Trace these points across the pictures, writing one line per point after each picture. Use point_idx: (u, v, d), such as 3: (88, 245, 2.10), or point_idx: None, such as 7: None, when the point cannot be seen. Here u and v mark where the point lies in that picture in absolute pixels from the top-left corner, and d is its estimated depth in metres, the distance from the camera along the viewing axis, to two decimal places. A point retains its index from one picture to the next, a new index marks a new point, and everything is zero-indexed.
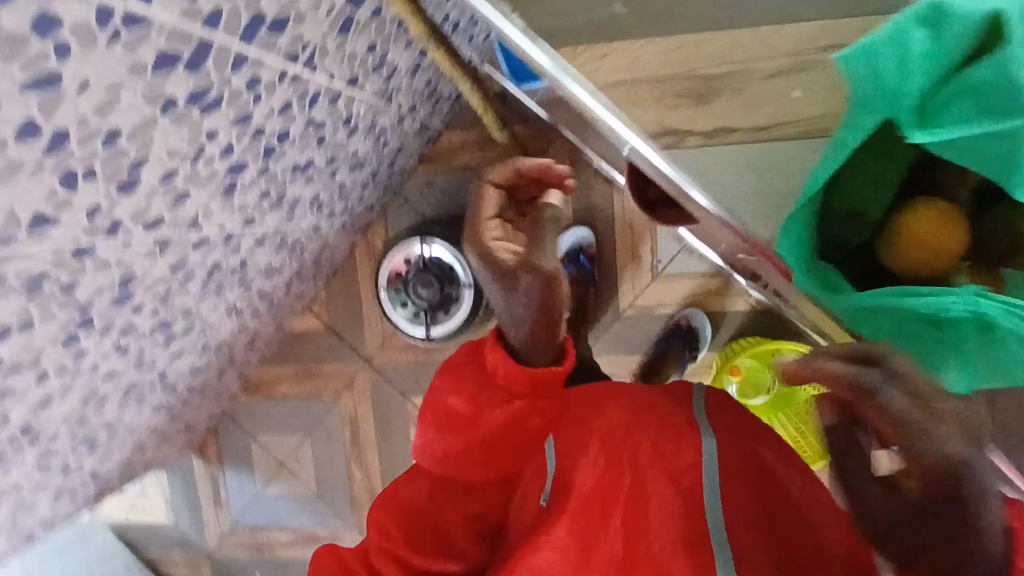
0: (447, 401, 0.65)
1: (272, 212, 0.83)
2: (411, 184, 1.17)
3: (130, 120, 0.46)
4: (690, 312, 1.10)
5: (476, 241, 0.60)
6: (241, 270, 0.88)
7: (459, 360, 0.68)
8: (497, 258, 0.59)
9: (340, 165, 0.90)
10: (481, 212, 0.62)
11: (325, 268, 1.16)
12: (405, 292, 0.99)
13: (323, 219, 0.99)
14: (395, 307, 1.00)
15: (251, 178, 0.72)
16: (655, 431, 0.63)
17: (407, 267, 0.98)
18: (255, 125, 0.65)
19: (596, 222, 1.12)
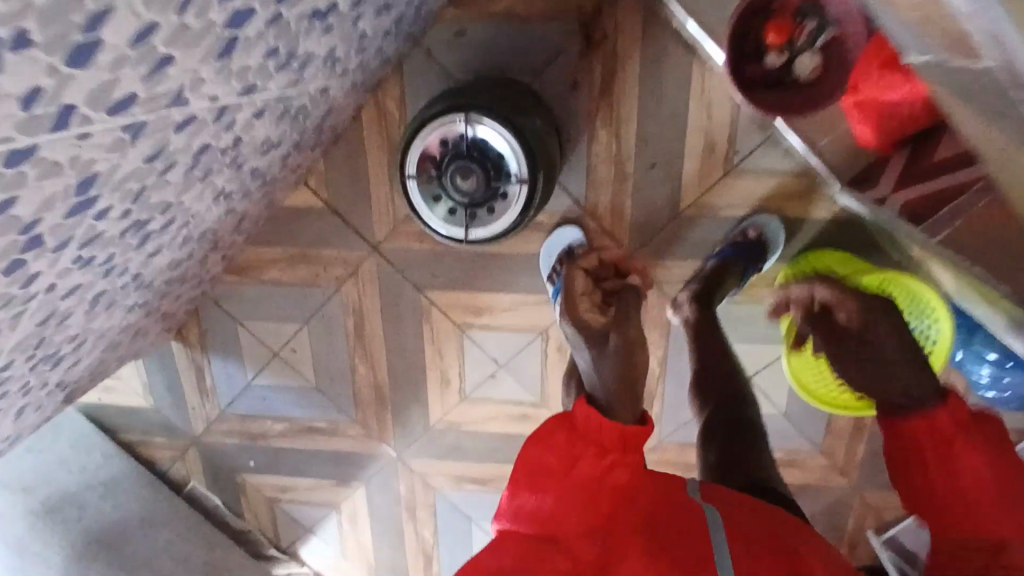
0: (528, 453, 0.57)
1: (277, 76, 0.61)
2: (437, 32, 0.93)
3: None
4: (762, 219, 0.95)
5: (573, 314, 0.78)
6: (234, 151, 0.67)
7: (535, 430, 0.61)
8: (590, 326, 0.76)
9: (364, 12, 0.67)
10: (573, 288, 0.82)
11: (327, 136, 0.94)
12: (438, 182, 0.78)
13: (334, 80, 0.77)
14: (423, 200, 0.80)
15: (255, 33, 0.50)
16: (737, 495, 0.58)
17: (443, 150, 0.77)
18: None
19: (665, 100, 0.92)
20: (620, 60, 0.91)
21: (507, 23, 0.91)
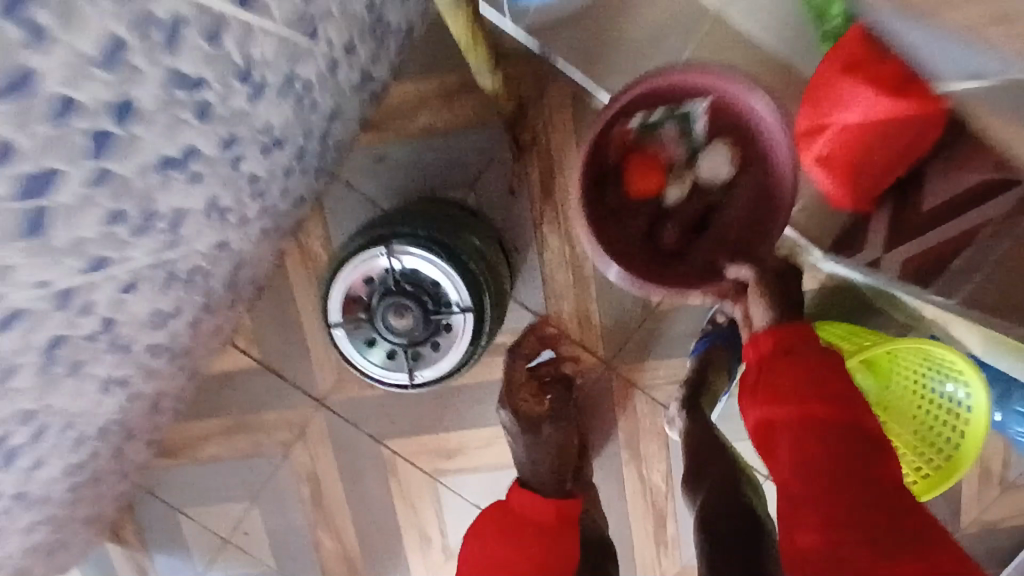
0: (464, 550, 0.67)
1: (143, 243, 0.50)
2: (353, 160, 0.84)
3: None
4: None
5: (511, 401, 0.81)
6: (106, 334, 0.56)
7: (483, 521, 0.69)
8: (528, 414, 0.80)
9: (248, 152, 0.57)
10: (516, 383, 0.83)
11: (246, 290, 0.83)
12: (370, 324, 0.68)
13: (233, 231, 0.66)
14: (358, 348, 0.70)
15: (80, 200, 0.40)
16: None
17: (370, 288, 0.68)
18: (53, 103, 0.33)
19: None
20: (556, 158, 0.83)
21: (430, 138, 0.84)
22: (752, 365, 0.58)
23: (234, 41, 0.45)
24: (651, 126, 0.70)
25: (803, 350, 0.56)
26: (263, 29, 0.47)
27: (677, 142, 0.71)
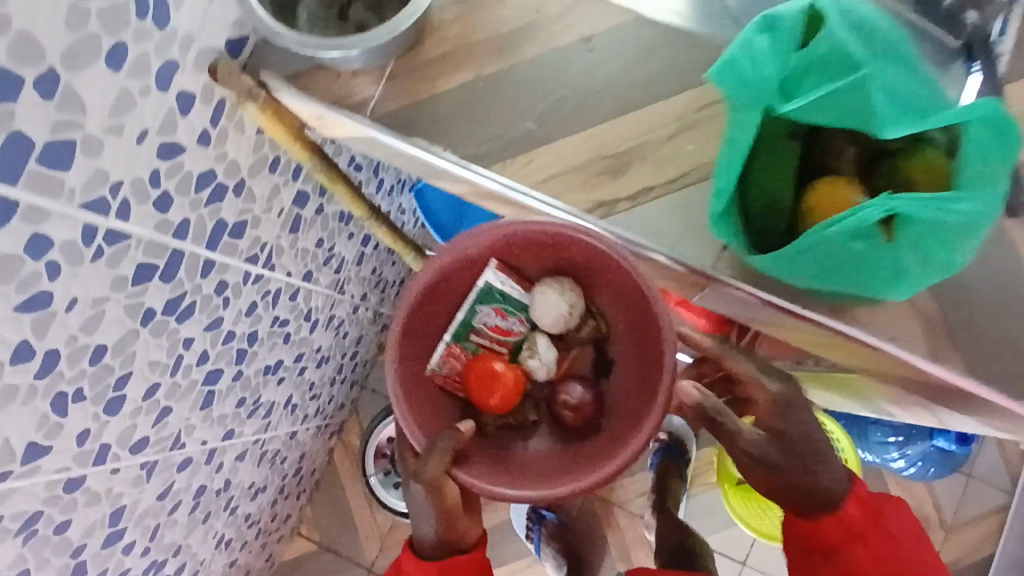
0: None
1: (250, 421, 0.84)
2: (376, 374, 1.20)
3: (113, 335, 0.55)
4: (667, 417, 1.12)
5: None
6: (226, 493, 0.86)
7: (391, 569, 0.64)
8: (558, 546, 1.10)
9: (307, 364, 0.93)
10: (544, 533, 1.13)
11: (307, 481, 1.12)
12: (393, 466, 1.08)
13: (299, 424, 0.99)
14: (387, 488, 1.11)
15: (227, 387, 0.75)
16: None
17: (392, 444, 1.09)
18: (226, 329, 0.70)
19: None
20: None
21: None
22: (816, 527, 0.59)
23: (302, 294, 0.83)
24: (473, 325, 0.71)
25: (857, 511, 0.58)
26: (316, 288, 0.86)
27: (515, 321, 0.72)
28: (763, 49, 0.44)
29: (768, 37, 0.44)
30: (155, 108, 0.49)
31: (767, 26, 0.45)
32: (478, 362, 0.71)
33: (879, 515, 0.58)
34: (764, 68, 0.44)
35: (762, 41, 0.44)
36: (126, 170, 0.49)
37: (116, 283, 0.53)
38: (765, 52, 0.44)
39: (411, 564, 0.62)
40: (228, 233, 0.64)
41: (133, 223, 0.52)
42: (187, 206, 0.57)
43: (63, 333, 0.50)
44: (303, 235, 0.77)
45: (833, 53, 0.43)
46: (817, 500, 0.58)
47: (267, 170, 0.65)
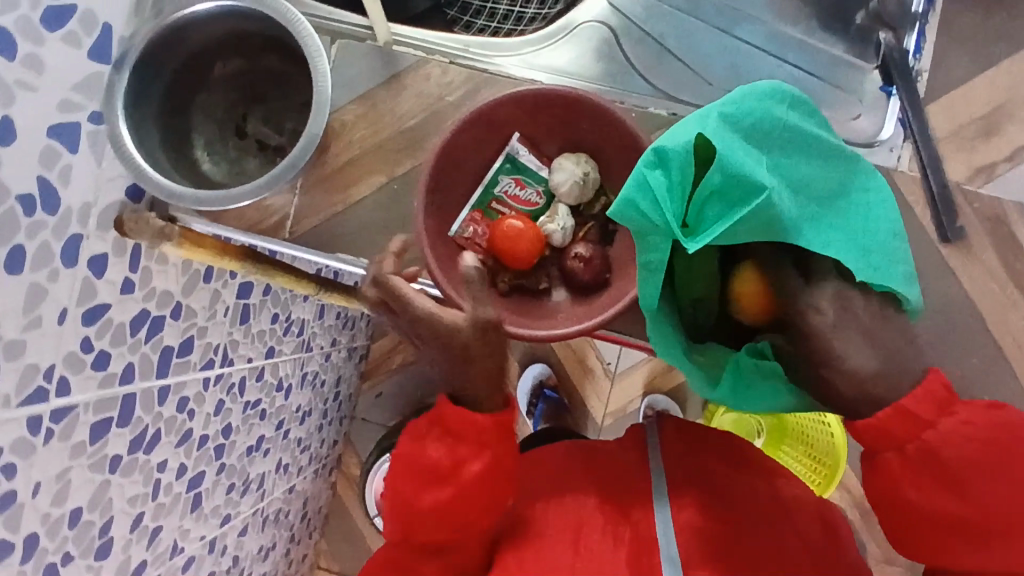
0: (426, 469, 0.54)
1: (244, 499, 0.86)
2: (362, 403, 1.21)
3: (85, 493, 0.56)
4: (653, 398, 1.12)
5: None
6: (237, 566, 0.89)
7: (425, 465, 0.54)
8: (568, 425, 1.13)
9: (290, 426, 0.95)
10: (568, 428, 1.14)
11: (315, 520, 1.15)
12: None
13: (295, 477, 1.02)
14: None
15: (212, 482, 0.77)
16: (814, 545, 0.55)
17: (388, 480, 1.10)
18: (198, 436, 0.71)
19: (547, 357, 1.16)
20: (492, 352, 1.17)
21: (407, 369, 1.19)
22: (904, 429, 0.46)
23: (268, 371, 0.83)
24: (494, 194, 0.59)
25: (961, 440, 0.48)
26: (282, 359, 0.86)
27: (533, 194, 0.59)
28: (668, 194, 0.40)
29: (663, 171, 0.40)
30: (69, 285, 0.49)
31: (656, 160, 0.40)
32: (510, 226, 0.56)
33: (995, 441, 0.48)
34: (669, 209, 0.40)
35: (659, 177, 0.40)
36: (55, 352, 0.49)
37: (75, 449, 0.53)
38: (664, 191, 0.39)
39: (462, 466, 0.53)
40: (176, 355, 0.64)
41: (76, 393, 0.52)
42: (126, 351, 0.57)
43: (37, 516, 0.50)
44: (255, 321, 0.77)
45: (735, 176, 0.40)
46: (918, 420, 0.46)
47: (201, 283, 0.65)
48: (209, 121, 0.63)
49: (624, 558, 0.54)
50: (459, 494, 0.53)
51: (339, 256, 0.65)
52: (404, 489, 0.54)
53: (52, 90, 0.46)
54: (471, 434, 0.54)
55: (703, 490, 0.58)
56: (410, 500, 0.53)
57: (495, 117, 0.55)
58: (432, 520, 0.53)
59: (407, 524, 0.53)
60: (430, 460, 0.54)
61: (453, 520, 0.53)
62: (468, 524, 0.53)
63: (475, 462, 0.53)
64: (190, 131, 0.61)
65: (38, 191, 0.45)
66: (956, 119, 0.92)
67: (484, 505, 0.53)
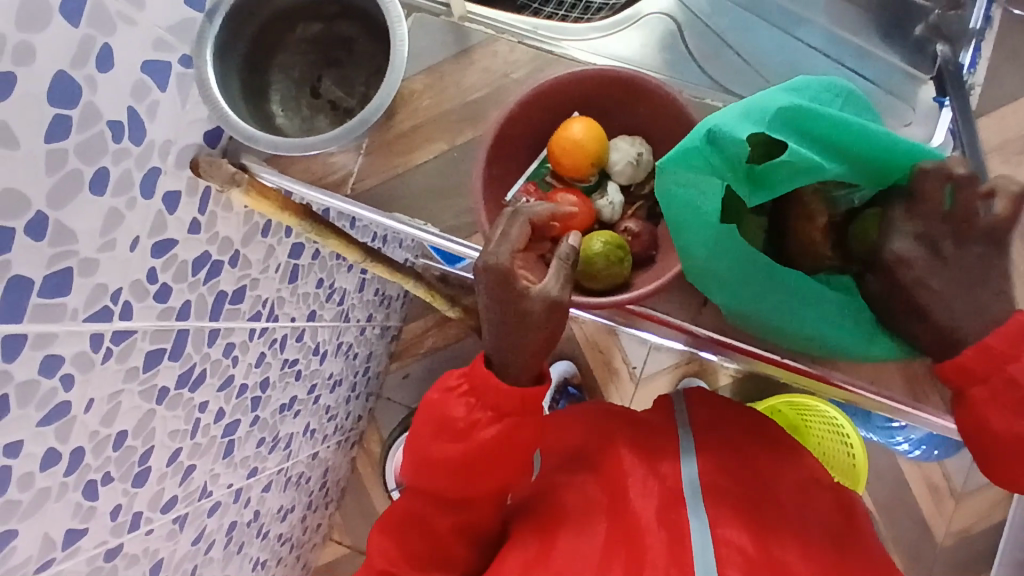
0: (472, 434, 0.54)
1: (271, 456, 0.89)
2: (390, 381, 1.23)
3: (132, 419, 0.59)
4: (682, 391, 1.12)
5: None
6: (257, 521, 0.91)
7: (485, 430, 0.53)
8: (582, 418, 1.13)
9: (321, 392, 0.98)
10: None
11: (334, 491, 1.18)
12: None
13: (319, 445, 1.04)
14: None
15: (245, 433, 0.80)
16: (826, 512, 0.57)
17: None
18: (238, 384, 0.75)
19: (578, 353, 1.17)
20: None
21: (437, 354, 1.21)
22: (980, 362, 0.45)
23: (308, 333, 0.87)
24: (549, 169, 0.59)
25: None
26: (321, 324, 0.89)
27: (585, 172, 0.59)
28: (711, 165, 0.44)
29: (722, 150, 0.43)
30: (144, 215, 0.53)
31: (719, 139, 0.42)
32: (583, 120, 0.56)
33: None
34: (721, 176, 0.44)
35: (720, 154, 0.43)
36: (124, 278, 0.53)
37: (128, 375, 0.57)
38: (725, 161, 0.43)
39: (477, 428, 0.53)
40: (229, 301, 0.67)
41: (137, 319, 0.56)
42: (186, 289, 0.61)
43: (85, 432, 0.54)
44: (303, 282, 0.81)
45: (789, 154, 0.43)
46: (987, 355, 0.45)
47: (259, 236, 0.69)
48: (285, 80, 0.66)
49: (655, 506, 0.53)
50: (471, 452, 0.54)
51: (393, 215, 0.68)
52: (422, 433, 0.56)
53: (147, 30, 0.51)
54: (493, 395, 0.53)
55: (718, 451, 0.59)
56: (423, 453, 0.56)
57: (563, 94, 0.57)
58: (433, 469, 0.56)
59: (419, 470, 0.57)
60: (453, 419, 0.54)
61: (454, 477, 0.55)
62: (469, 483, 0.56)
63: (491, 427, 0.53)
64: (268, 87, 0.65)
65: (126, 121, 0.50)
66: (1007, 131, 0.93)
67: (487, 464, 0.55)
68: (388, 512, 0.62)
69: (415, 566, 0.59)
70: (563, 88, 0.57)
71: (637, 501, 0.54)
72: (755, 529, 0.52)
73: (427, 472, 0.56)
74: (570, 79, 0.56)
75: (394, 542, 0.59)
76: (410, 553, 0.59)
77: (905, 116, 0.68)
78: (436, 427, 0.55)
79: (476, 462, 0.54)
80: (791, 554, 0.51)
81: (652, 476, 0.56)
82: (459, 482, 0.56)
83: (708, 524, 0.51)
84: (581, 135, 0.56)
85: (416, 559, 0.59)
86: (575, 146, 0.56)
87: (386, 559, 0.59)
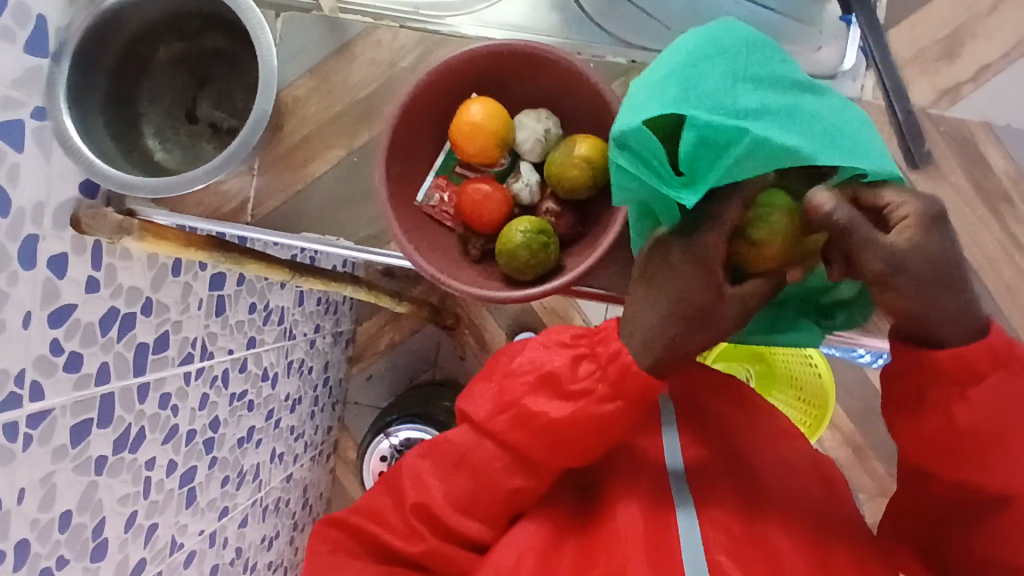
0: (578, 405, 0.51)
1: (240, 491, 0.86)
2: (353, 386, 1.20)
3: (73, 497, 0.56)
4: None
5: None
6: (240, 557, 0.89)
7: (592, 419, 0.52)
8: None
9: (281, 415, 0.95)
10: None
11: (318, 506, 1.16)
12: None
13: (291, 466, 1.02)
14: None
15: (205, 477, 0.77)
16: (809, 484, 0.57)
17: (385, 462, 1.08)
18: (185, 431, 0.71)
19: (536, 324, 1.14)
20: (479, 325, 1.13)
21: (396, 350, 1.18)
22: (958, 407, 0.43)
23: (251, 361, 0.83)
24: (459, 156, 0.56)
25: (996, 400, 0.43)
26: (264, 349, 0.86)
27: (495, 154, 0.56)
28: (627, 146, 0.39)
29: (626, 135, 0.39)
30: (30, 286, 0.49)
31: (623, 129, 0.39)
32: (484, 99, 0.53)
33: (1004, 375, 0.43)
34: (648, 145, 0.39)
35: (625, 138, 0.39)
36: (22, 357, 0.49)
37: (56, 454, 0.53)
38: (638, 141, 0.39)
39: (591, 394, 0.51)
40: (153, 351, 0.63)
41: (51, 396, 0.52)
42: (99, 351, 0.56)
43: (25, 522, 0.51)
44: (233, 311, 0.77)
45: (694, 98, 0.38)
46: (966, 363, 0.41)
47: (171, 276, 0.65)
48: (158, 109, 0.62)
49: (640, 515, 0.52)
50: (571, 422, 0.52)
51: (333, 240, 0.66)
52: (518, 382, 0.53)
53: None
54: (610, 370, 0.49)
55: (696, 423, 0.60)
56: (518, 400, 0.53)
57: (455, 79, 0.54)
58: (520, 418, 0.53)
59: (509, 421, 0.53)
60: (566, 379, 0.52)
61: (542, 440, 0.53)
62: (558, 453, 0.53)
63: (604, 404, 0.51)
64: (139, 121, 0.60)
65: None
66: (917, 41, 0.83)
67: (586, 435, 0.52)
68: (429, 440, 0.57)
69: (458, 515, 0.55)
70: (455, 73, 0.54)
71: (621, 516, 0.52)
72: (738, 525, 0.51)
73: (514, 425, 0.53)
74: (459, 61, 0.53)
75: (437, 475, 0.55)
76: (453, 494, 0.54)
77: (814, 40, 0.71)
78: (537, 381, 0.53)
79: (567, 438, 0.52)
80: (774, 528, 0.51)
81: (633, 481, 0.55)
82: (542, 442, 0.53)
83: (694, 514, 0.51)
84: (477, 116, 0.52)
85: (458, 506, 0.55)
86: (476, 129, 0.52)
87: (419, 492, 0.55)
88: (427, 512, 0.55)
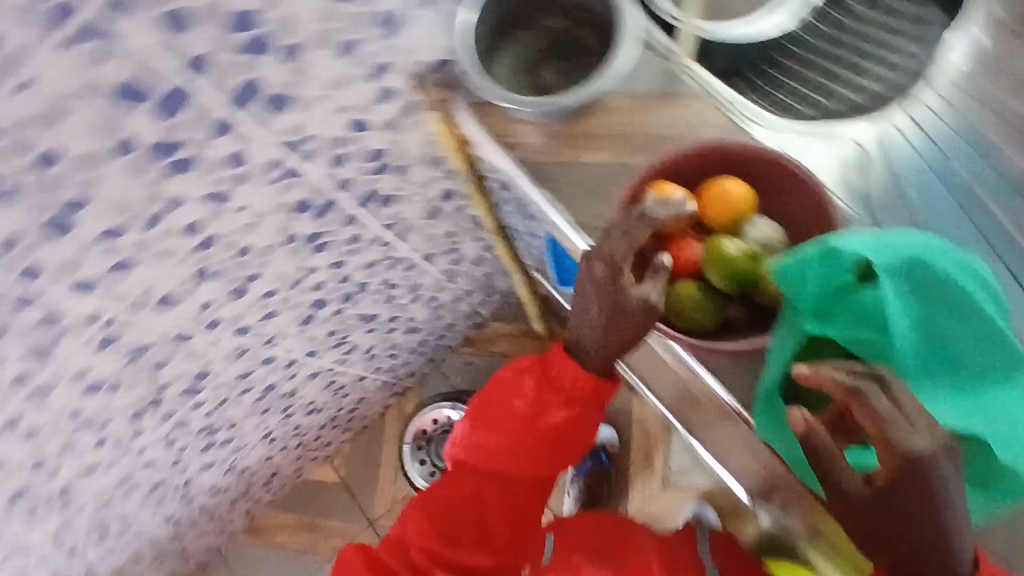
0: (548, 419, 0.62)
1: (331, 352, 0.98)
2: (452, 360, 1.30)
3: (260, 242, 0.69)
4: None
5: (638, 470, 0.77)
6: (289, 399, 1.00)
7: (565, 429, 0.62)
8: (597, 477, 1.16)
9: (398, 327, 1.06)
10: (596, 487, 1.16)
11: (356, 423, 1.26)
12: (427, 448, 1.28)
13: (370, 372, 1.12)
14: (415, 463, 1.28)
15: (326, 316, 0.89)
16: None
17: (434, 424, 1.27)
18: (344, 272, 0.84)
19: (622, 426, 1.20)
20: None
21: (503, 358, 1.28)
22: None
23: (416, 270, 0.95)
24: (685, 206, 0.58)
25: None
26: (429, 270, 0.98)
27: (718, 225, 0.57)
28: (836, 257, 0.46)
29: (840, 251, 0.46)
30: (360, 92, 0.63)
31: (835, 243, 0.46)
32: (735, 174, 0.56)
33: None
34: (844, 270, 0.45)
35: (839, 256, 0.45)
36: (320, 128, 0.63)
37: (279, 206, 0.67)
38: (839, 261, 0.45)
39: (547, 413, 0.61)
40: (376, 201, 0.77)
41: (309, 169, 0.66)
42: (354, 170, 0.70)
43: (225, 227, 0.64)
44: (436, 224, 0.90)
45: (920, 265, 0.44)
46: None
47: (428, 164, 0.78)
48: None
49: None
50: (534, 436, 0.63)
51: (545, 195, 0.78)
52: (494, 408, 0.64)
53: None
54: (568, 393, 0.60)
55: None
56: (491, 426, 0.64)
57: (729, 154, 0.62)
58: (497, 449, 0.64)
59: (487, 444, 0.65)
60: (524, 399, 0.62)
61: (519, 455, 0.64)
62: (530, 468, 0.65)
63: (558, 413, 0.61)
64: None
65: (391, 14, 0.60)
66: None
67: (548, 445, 0.63)
68: (426, 496, 0.70)
69: (457, 549, 0.68)
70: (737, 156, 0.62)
71: None
72: None
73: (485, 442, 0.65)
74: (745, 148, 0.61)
75: (436, 531, 0.68)
76: (455, 539, 0.68)
77: None
78: (502, 396, 0.63)
79: (538, 447, 0.63)
80: None
81: None
82: (518, 459, 0.64)
83: None
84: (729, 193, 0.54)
85: (456, 540, 0.68)
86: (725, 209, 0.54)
87: (425, 539, 0.68)
88: (431, 553, 0.68)
